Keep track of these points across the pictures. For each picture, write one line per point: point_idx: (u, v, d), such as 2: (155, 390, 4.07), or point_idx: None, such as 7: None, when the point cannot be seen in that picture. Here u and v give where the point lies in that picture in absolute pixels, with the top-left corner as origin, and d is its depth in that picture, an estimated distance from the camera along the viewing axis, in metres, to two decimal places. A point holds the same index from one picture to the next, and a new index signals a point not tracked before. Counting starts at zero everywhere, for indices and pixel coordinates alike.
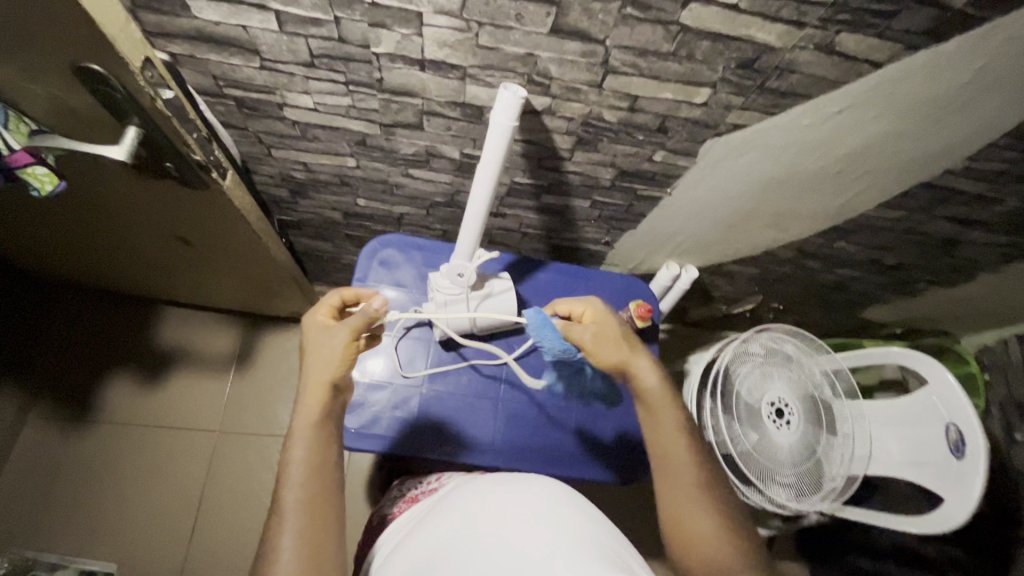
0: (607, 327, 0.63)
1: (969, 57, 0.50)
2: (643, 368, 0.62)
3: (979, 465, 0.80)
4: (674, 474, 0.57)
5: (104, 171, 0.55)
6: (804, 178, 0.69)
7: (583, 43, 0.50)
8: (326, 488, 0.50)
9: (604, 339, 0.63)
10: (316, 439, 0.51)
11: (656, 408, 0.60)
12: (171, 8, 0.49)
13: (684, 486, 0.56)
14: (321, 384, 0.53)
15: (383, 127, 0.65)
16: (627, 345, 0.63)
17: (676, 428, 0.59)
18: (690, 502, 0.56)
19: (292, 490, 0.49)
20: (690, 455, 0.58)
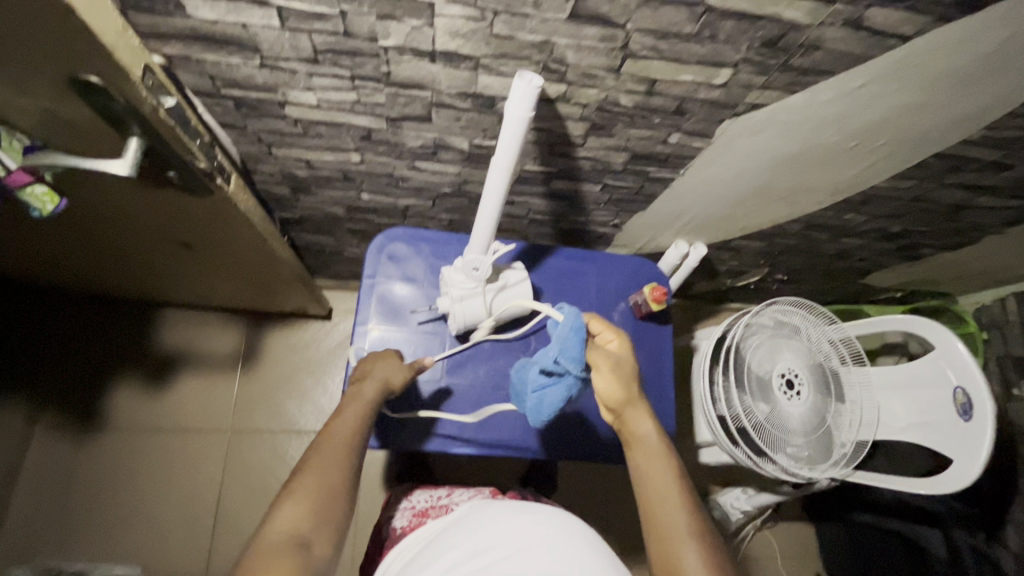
0: (627, 362, 0.61)
1: (998, 27, 0.49)
2: (642, 414, 0.61)
3: (986, 426, 0.82)
4: (664, 519, 0.55)
5: (103, 183, 0.52)
6: (820, 154, 0.68)
7: (602, 28, 0.48)
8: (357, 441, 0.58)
9: (616, 368, 0.60)
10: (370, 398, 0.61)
11: (651, 454, 0.59)
12: (164, 7, 0.46)
13: (674, 532, 0.54)
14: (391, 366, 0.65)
15: (389, 121, 0.63)
16: (633, 388, 0.61)
17: (668, 474, 0.58)
18: (680, 546, 0.53)
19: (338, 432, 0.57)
20: (682, 504, 0.56)
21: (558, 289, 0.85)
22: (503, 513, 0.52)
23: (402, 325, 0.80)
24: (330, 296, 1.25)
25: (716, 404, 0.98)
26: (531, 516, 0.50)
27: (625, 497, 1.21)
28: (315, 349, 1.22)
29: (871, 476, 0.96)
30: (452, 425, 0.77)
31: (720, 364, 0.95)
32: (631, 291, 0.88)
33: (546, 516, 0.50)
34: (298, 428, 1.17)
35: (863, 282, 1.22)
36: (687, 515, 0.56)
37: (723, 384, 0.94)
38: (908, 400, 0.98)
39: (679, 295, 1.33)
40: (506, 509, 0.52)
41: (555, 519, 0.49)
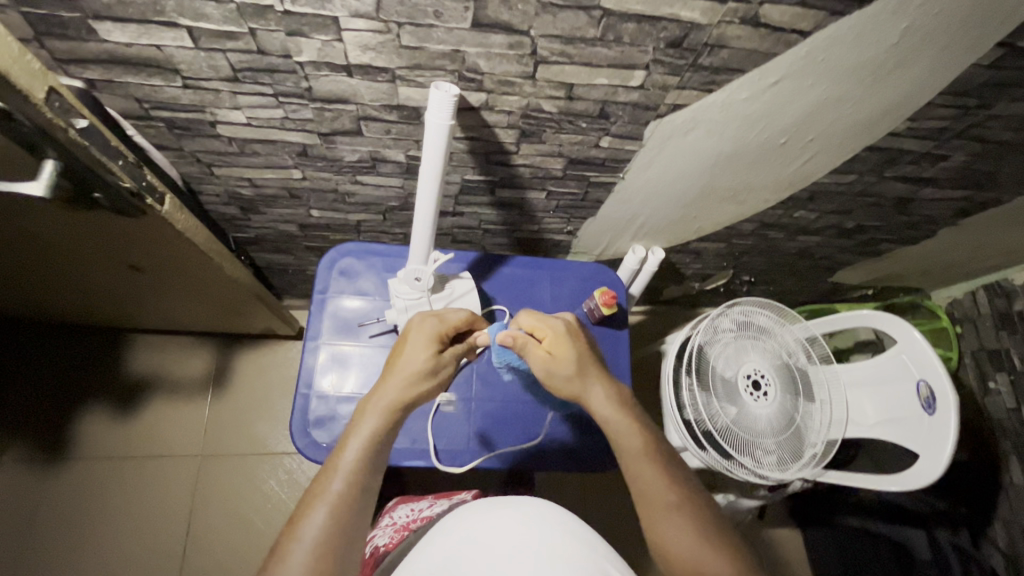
0: (563, 356, 0.61)
1: (895, 17, 0.50)
2: (598, 396, 0.60)
3: (951, 417, 0.78)
4: (644, 496, 0.55)
5: (29, 206, 0.53)
6: (754, 152, 0.69)
7: (508, 35, 0.49)
8: (351, 522, 0.47)
9: (551, 366, 0.61)
10: (364, 457, 0.51)
11: (618, 435, 0.58)
12: (77, 33, 0.48)
13: (652, 507, 0.54)
14: (396, 400, 0.55)
15: (321, 136, 0.64)
16: (580, 377, 0.61)
17: (638, 450, 0.57)
18: (660, 519, 0.53)
19: (321, 513, 0.47)
20: (660, 476, 0.55)
21: (512, 298, 0.85)
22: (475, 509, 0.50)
23: (353, 339, 0.80)
24: (300, 316, 1.26)
25: (682, 409, 0.91)
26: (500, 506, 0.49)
27: (605, 509, 1.18)
28: (287, 369, 1.22)
29: (842, 475, 0.91)
30: (407, 437, 0.74)
31: (683, 366, 0.89)
32: (587, 296, 0.87)
33: (518, 509, 0.48)
34: (269, 449, 1.16)
35: (830, 280, 1.22)
36: (667, 485, 0.55)
37: (686, 386, 0.87)
38: (876, 396, 0.94)
39: (650, 301, 1.32)
40: (478, 505, 0.51)
41: (526, 507, 0.48)
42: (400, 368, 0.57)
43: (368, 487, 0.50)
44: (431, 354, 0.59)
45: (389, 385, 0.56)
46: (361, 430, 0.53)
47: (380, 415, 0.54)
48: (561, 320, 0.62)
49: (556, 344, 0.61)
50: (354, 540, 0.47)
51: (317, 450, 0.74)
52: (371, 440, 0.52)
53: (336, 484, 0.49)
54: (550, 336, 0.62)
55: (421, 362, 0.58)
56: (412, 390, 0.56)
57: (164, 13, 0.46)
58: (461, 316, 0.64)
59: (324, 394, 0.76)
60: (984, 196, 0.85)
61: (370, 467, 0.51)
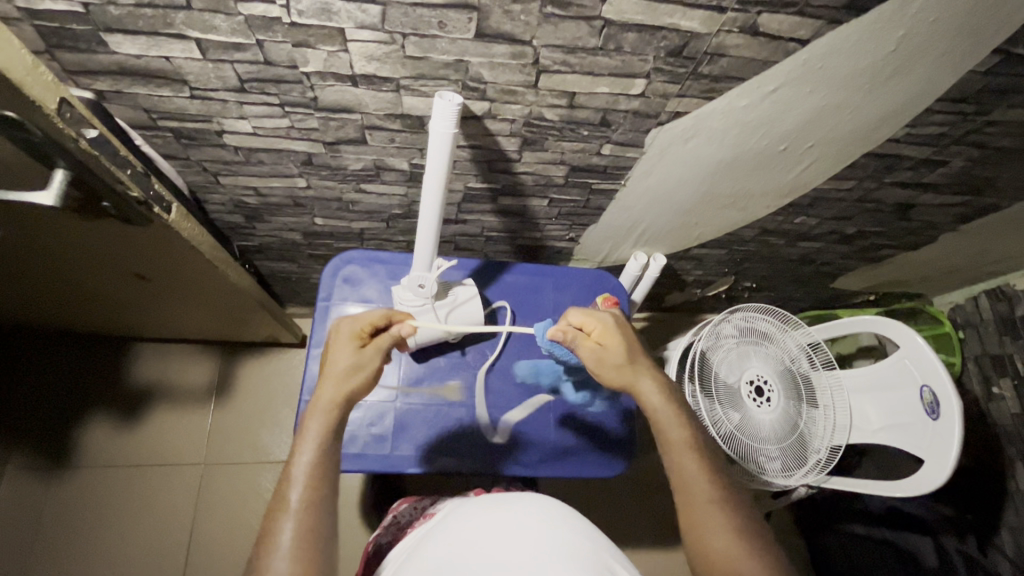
0: (613, 347, 0.62)
1: (892, 25, 0.51)
2: (647, 387, 0.60)
3: (955, 422, 0.78)
4: (683, 488, 0.55)
5: (37, 216, 0.54)
6: (754, 159, 0.70)
7: (510, 45, 0.50)
8: (319, 526, 0.47)
9: (602, 356, 0.62)
10: (317, 461, 0.51)
11: (662, 426, 0.59)
12: (88, 45, 0.49)
13: (694, 500, 0.54)
14: (334, 401, 0.54)
15: (326, 145, 0.64)
16: (629, 367, 0.61)
17: (681, 441, 0.57)
18: (700, 512, 0.53)
19: (288, 523, 0.46)
20: (698, 469, 0.55)
21: (515, 305, 0.85)
22: (481, 509, 0.51)
23: None
24: (303, 324, 1.26)
25: None
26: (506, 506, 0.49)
27: (608, 517, 1.18)
28: (289, 378, 1.22)
29: (847, 481, 0.90)
30: (410, 445, 0.74)
31: (685, 373, 0.89)
32: (589, 303, 0.88)
33: (529, 508, 0.49)
34: (272, 458, 1.15)
35: (832, 286, 1.22)
36: (706, 478, 0.55)
37: (689, 393, 0.87)
38: (879, 402, 0.94)
39: (652, 307, 1.33)
40: (484, 505, 0.52)
41: (533, 506, 0.49)
42: (328, 370, 0.56)
43: (329, 490, 0.50)
44: (354, 350, 0.58)
45: (323, 388, 0.55)
46: (309, 436, 0.52)
47: (322, 417, 0.53)
48: (610, 315, 0.64)
49: (605, 336, 0.63)
50: (326, 544, 0.47)
51: None
52: (320, 442, 0.52)
53: (295, 493, 0.48)
54: (599, 329, 0.63)
55: (345, 361, 0.57)
56: (345, 389, 0.55)
57: (173, 25, 0.47)
58: (378, 312, 0.62)
59: None
60: (984, 201, 0.85)
61: (326, 469, 0.50)
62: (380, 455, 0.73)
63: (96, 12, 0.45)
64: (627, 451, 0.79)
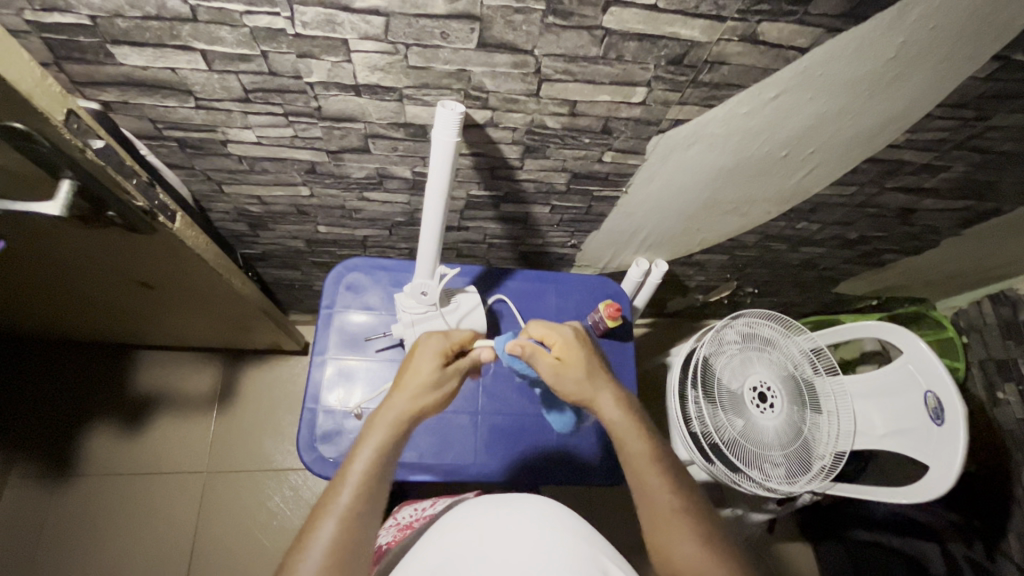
0: (574, 361, 0.61)
1: (890, 33, 0.51)
2: (607, 402, 0.60)
3: (960, 428, 0.77)
4: (647, 504, 0.55)
5: (44, 225, 0.54)
6: (755, 165, 0.70)
7: (512, 55, 0.50)
8: (360, 535, 0.48)
9: (562, 370, 0.61)
10: (372, 470, 0.51)
11: (624, 442, 0.58)
12: (96, 57, 0.50)
13: (659, 516, 0.54)
14: (402, 414, 0.54)
15: (330, 154, 0.65)
16: (589, 381, 0.61)
17: (644, 456, 0.57)
18: (664, 528, 0.53)
19: (329, 526, 0.47)
20: (663, 485, 0.55)
21: (517, 311, 0.85)
22: (478, 510, 0.51)
23: (360, 354, 0.80)
24: (305, 331, 1.26)
25: (688, 422, 0.91)
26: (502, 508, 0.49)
27: (612, 524, 1.17)
28: (292, 385, 1.22)
29: (851, 487, 0.90)
30: (413, 452, 0.74)
31: (688, 379, 0.89)
32: (591, 309, 0.88)
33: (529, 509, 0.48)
34: (274, 465, 1.15)
35: (834, 291, 1.22)
36: (671, 494, 0.55)
37: (692, 399, 0.86)
38: (883, 407, 0.93)
39: (654, 313, 1.33)
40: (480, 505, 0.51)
41: (529, 506, 0.49)
42: (404, 381, 0.56)
43: (377, 500, 0.50)
44: (436, 367, 0.58)
45: (396, 399, 0.55)
46: (369, 443, 0.52)
47: (388, 428, 0.53)
48: (571, 328, 0.64)
49: (566, 350, 0.62)
50: (362, 551, 0.47)
51: (324, 465, 0.73)
52: (379, 453, 0.52)
53: (343, 498, 0.49)
54: (561, 342, 0.63)
55: (425, 375, 0.56)
56: (418, 404, 0.55)
57: (180, 37, 0.47)
58: (464, 334, 0.63)
59: (330, 408, 0.76)
60: (985, 206, 0.85)
61: (378, 480, 0.51)
62: None
63: (103, 24, 0.46)
64: None
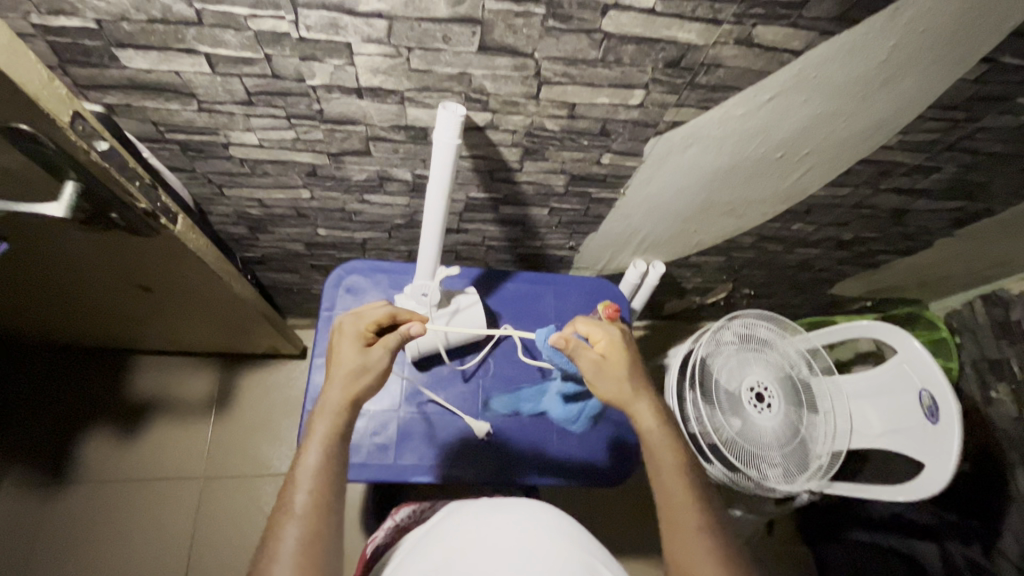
0: (614, 362, 0.63)
1: (881, 37, 0.53)
2: (643, 408, 0.60)
3: (954, 426, 0.78)
4: (670, 515, 0.54)
5: (47, 227, 0.54)
6: (750, 166, 0.71)
7: (513, 58, 0.51)
8: (323, 532, 0.47)
9: (603, 368, 0.62)
10: (323, 464, 0.50)
11: (654, 450, 0.58)
12: (100, 60, 0.50)
13: (683, 527, 0.53)
14: (340, 404, 0.54)
15: (331, 157, 0.66)
16: (631, 384, 0.62)
17: (672, 467, 0.57)
18: (689, 541, 0.52)
19: (291, 527, 0.46)
20: (687, 495, 0.55)
21: (516, 313, 0.85)
22: (482, 515, 0.52)
23: None
24: (303, 335, 1.26)
25: (687, 423, 0.91)
26: (505, 510, 0.52)
27: (611, 526, 1.17)
28: (290, 389, 1.22)
29: (849, 486, 0.90)
30: (414, 453, 0.74)
31: (686, 381, 0.89)
32: (589, 311, 0.88)
33: (532, 518, 0.50)
34: (272, 470, 1.15)
35: (829, 292, 1.23)
36: (695, 506, 0.54)
37: (690, 400, 0.87)
38: (879, 407, 0.94)
39: (651, 316, 1.33)
40: (484, 506, 0.54)
41: (529, 510, 0.52)
42: (334, 371, 0.56)
43: (333, 494, 0.49)
44: (359, 351, 0.58)
45: (330, 391, 0.55)
46: (315, 439, 0.52)
47: (330, 421, 0.53)
48: (616, 328, 0.65)
49: (610, 348, 0.64)
50: (330, 550, 0.46)
51: None
52: (323, 444, 0.52)
53: (299, 497, 0.48)
54: (607, 341, 0.64)
55: (351, 361, 0.57)
56: (352, 391, 0.55)
57: (185, 40, 0.48)
58: (382, 311, 0.62)
59: None
60: (976, 206, 0.87)
61: (331, 473, 0.50)
62: (382, 465, 0.73)
63: (108, 27, 0.46)
64: (629, 459, 0.79)
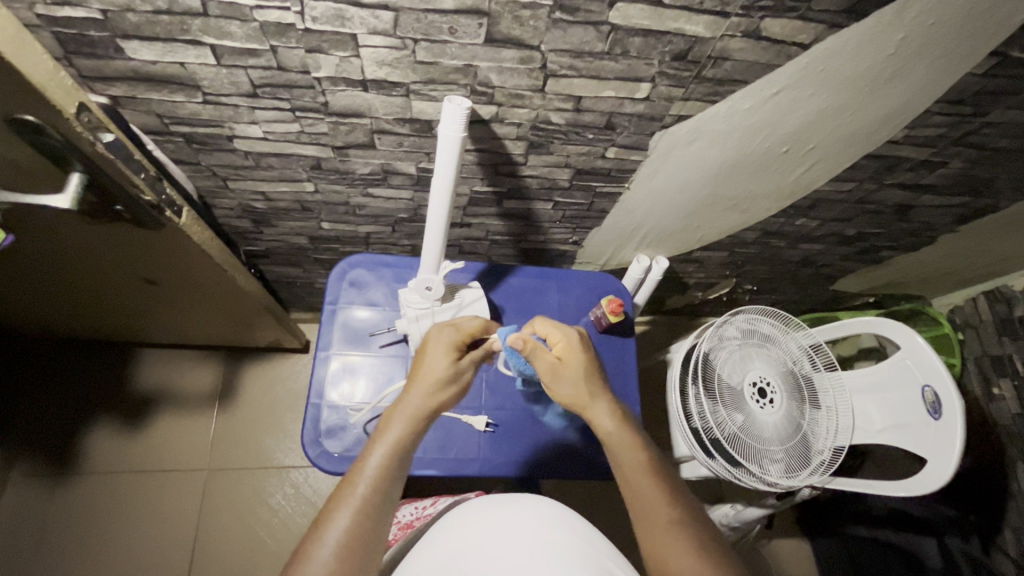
0: (570, 364, 0.62)
1: (891, 30, 0.52)
2: (603, 410, 0.60)
3: (957, 422, 0.78)
4: (643, 513, 0.54)
5: (53, 219, 0.54)
6: (756, 161, 0.71)
7: (519, 50, 0.51)
8: (373, 530, 0.47)
9: (560, 371, 0.62)
10: (388, 464, 0.50)
11: (619, 450, 0.58)
12: (105, 51, 0.50)
13: (655, 525, 0.53)
14: (420, 409, 0.54)
15: (335, 150, 0.65)
16: (587, 386, 0.61)
17: (638, 465, 0.57)
18: (662, 538, 0.51)
19: (344, 516, 0.46)
20: (658, 492, 0.55)
21: (519, 308, 0.85)
22: (484, 512, 0.52)
23: (363, 349, 0.80)
24: (305, 328, 1.26)
25: (689, 418, 0.91)
26: (505, 508, 0.52)
27: (612, 520, 1.18)
28: (293, 383, 1.22)
29: (850, 482, 0.90)
30: (417, 447, 0.75)
31: (689, 376, 0.89)
32: (593, 305, 0.88)
33: (534, 513, 0.50)
34: (275, 463, 1.15)
35: (832, 288, 1.23)
36: (665, 503, 0.54)
37: (692, 395, 0.87)
38: (881, 402, 0.94)
39: (653, 311, 1.33)
40: (483, 504, 0.54)
41: (530, 505, 0.52)
42: (424, 375, 0.56)
43: (390, 497, 0.49)
44: (451, 361, 0.58)
45: (414, 393, 0.55)
46: (387, 438, 0.52)
47: (407, 424, 0.53)
48: (574, 330, 0.64)
49: (567, 351, 0.63)
50: (375, 547, 0.47)
51: (329, 460, 0.73)
52: (395, 446, 0.52)
53: (361, 489, 0.48)
54: (563, 343, 0.63)
55: (440, 369, 0.57)
56: (435, 399, 0.55)
57: (190, 32, 0.48)
58: (476, 323, 0.64)
59: (333, 405, 0.76)
60: (980, 202, 0.86)
61: (395, 477, 0.50)
62: None
63: (114, 18, 0.46)
64: None
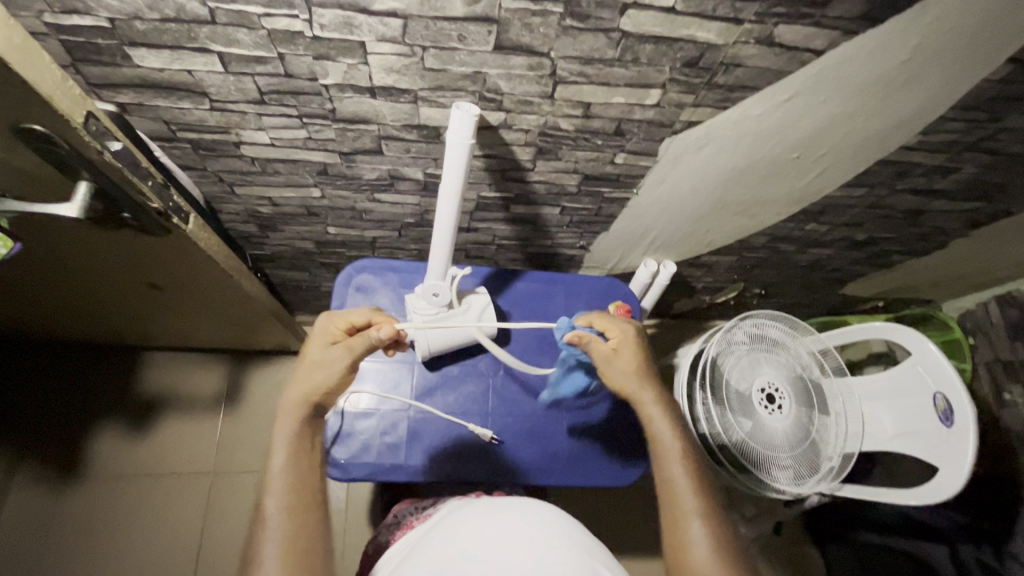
0: (626, 358, 0.61)
1: (906, 36, 0.51)
2: (649, 400, 0.60)
3: (969, 430, 0.77)
4: (670, 499, 0.55)
5: (60, 227, 0.54)
6: (766, 166, 0.70)
7: (528, 57, 0.50)
8: (301, 525, 0.48)
9: (612, 361, 0.61)
10: (291, 466, 0.51)
11: (658, 438, 0.59)
12: (112, 59, 0.50)
13: (676, 512, 0.54)
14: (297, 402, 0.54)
15: (342, 156, 0.65)
16: (638, 378, 0.61)
17: (672, 453, 0.57)
18: (682, 525, 0.53)
19: (271, 531, 0.47)
20: (687, 481, 0.55)
21: (525, 313, 0.85)
22: (480, 511, 0.52)
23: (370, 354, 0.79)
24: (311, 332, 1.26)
25: (697, 423, 0.90)
26: (504, 509, 0.51)
27: (617, 525, 1.17)
28: None
29: (860, 487, 0.89)
30: (422, 453, 0.74)
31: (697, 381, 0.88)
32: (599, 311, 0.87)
33: (531, 517, 0.49)
34: None
35: (841, 292, 1.21)
36: (693, 494, 0.54)
37: (700, 401, 0.86)
38: (891, 408, 0.93)
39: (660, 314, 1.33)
40: (483, 505, 0.53)
41: (529, 508, 0.51)
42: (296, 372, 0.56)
43: (307, 493, 0.50)
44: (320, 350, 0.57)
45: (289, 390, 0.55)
46: (280, 443, 0.52)
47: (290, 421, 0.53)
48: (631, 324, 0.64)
49: (623, 343, 0.62)
50: (315, 543, 0.47)
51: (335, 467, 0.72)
52: (292, 446, 0.52)
53: (271, 501, 0.49)
54: (619, 336, 0.63)
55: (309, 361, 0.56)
56: (310, 388, 0.55)
57: (197, 40, 0.48)
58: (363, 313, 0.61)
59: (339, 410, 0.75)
60: (994, 206, 0.85)
61: (301, 472, 0.51)
62: (391, 464, 0.73)
63: (121, 27, 0.46)
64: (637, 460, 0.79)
